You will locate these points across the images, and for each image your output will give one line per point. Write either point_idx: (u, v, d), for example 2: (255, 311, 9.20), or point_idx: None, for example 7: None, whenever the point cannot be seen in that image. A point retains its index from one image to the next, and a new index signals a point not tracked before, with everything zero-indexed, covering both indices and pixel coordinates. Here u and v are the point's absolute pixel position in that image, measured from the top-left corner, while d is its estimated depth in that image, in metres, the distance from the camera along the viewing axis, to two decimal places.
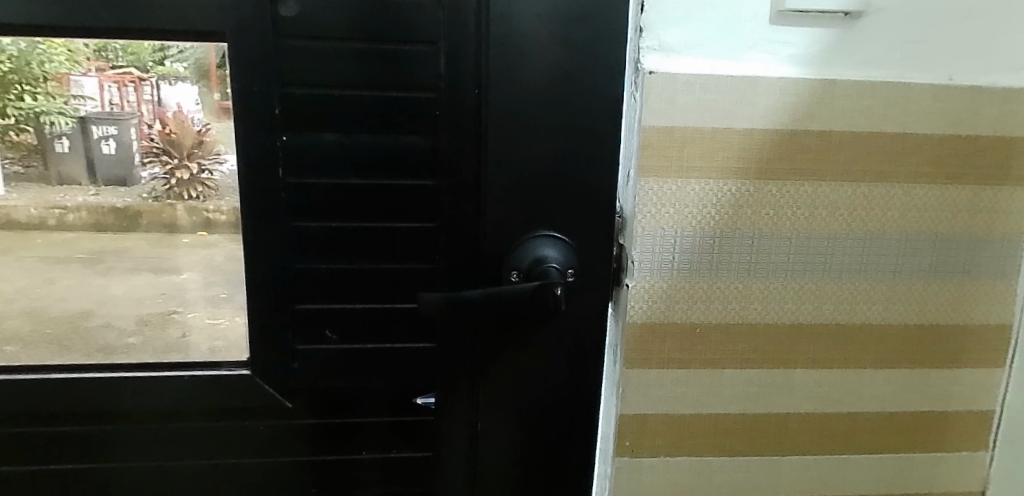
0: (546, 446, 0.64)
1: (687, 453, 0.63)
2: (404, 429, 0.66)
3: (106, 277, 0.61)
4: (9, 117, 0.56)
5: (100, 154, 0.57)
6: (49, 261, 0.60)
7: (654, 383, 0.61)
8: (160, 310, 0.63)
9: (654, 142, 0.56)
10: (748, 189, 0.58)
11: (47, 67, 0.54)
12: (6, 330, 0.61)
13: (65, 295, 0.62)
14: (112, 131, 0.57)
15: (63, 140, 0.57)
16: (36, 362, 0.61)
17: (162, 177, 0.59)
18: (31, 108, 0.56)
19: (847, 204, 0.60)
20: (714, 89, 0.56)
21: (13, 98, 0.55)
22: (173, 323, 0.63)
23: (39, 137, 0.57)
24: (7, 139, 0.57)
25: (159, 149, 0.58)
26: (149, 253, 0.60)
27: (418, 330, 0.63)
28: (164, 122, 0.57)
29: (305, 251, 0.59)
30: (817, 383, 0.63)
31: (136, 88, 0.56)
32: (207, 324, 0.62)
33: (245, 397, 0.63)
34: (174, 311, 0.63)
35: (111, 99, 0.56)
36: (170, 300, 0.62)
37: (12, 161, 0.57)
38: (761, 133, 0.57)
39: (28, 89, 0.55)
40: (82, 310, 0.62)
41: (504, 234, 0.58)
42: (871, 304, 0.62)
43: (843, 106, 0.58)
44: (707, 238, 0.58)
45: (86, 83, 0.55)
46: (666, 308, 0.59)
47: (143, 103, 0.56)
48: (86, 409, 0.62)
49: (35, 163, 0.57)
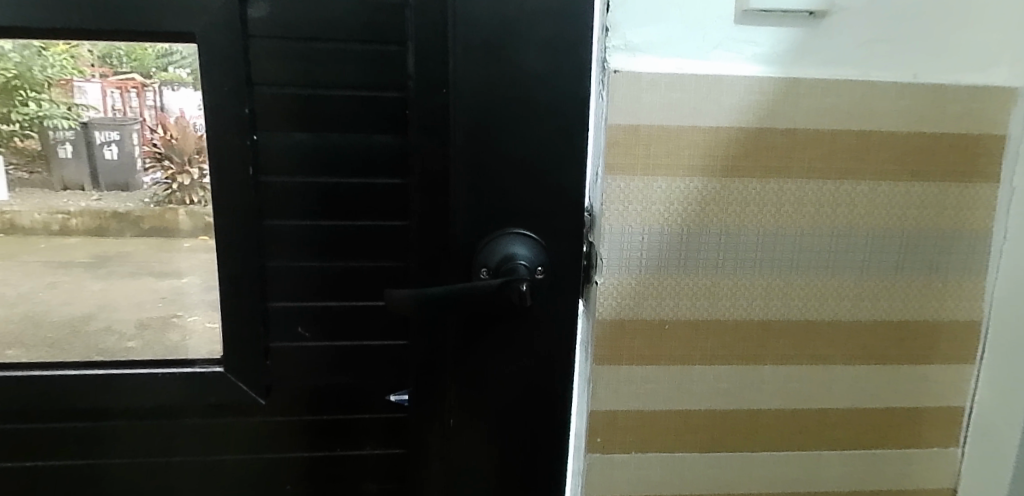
0: (519, 443, 0.64)
1: (660, 449, 0.63)
2: (378, 425, 0.67)
3: (106, 280, 0.62)
4: (15, 123, 0.57)
5: (102, 159, 0.58)
6: (50, 266, 0.61)
7: (624, 379, 0.61)
8: (161, 314, 0.63)
9: (620, 141, 0.56)
10: (715, 186, 0.58)
11: (49, 73, 0.55)
12: (7, 335, 0.62)
13: (65, 299, 0.63)
14: (115, 136, 0.58)
15: (66, 146, 0.58)
16: (23, 360, 0.62)
17: (163, 181, 0.59)
18: (36, 114, 0.57)
19: (814, 201, 0.60)
20: (679, 88, 0.56)
21: (18, 104, 0.56)
22: (173, 327, 0.63)
23: (43, 143, 0.58)
24: (12, 145, 0.58)
25: (160, 154, 0.58)
26: (150, 257, 0.61)
27: (390, 327, 0.64)
28: (165, 127, 0.57)
29: (279, 249, 0.60)
30: (788, 379, 0.64)
31: (137, 94, 0.56)
32: (207, 328, 0.63)
33: (220, 394, 0.63)
34: (174, 315, 0.63)
35: (113, 105, 0.57)
36: (171, 304, 0.63)
37: (17, 166, 0.59)
38: (727, 131, 0.58)
39: (32, 95, 0.56)
40: (83, 313, 0.63)
41: (472, 231, 0.59)
42: (840, 300, 0.63)
43: (808, 104, 0.59)
44: (675, 235, 0.59)
45: (89, 89, 0.56)
46: (635, 305, 0.60)
47: (145, 109, 0.57)
48: (67, 406, 0.63)
49: (40, 168, 0.59)
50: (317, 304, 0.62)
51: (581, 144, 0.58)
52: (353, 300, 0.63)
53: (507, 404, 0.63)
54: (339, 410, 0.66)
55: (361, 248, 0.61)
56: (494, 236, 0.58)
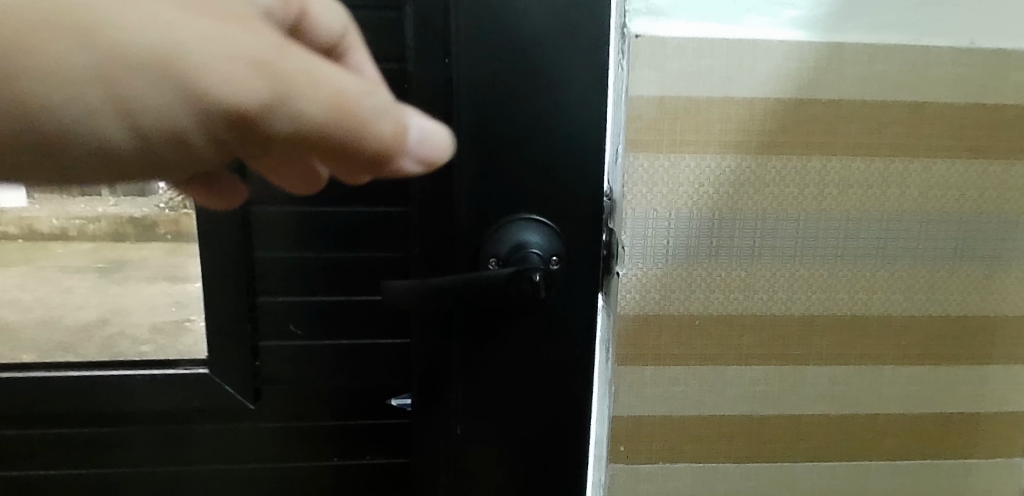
0: (534, 456, 0.57)
1: (689, 459, 0.57)
2: (379, 432, 0.61)
3: (123, 285, 0.57)
4: None
5: None
6: (68, 271, 0.56)
7: (649, 381, 0.55)
8: (172, 317, 0.58)
9: (644, 114, 0.51)
10: (749, 165, 0.52)
11: None
12: None
13: (84, 303, 0.58)
14: None
15: None
16: None
17: None
18: None
19: (861, 181, 0.54)
20: (708, 54, 0.50)
21: None
22: (186, 331, 0.58)
23: None
24: None
25: None
26: (166, 262, 0.56)
27: (391, 325, 0.58)
28: None
29: (267, 240, 0.55)
30: (832, 380, 0.57)
31: None
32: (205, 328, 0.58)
33: (206, 397, 0.59)
34: (187, 319, 0.58)
35: None
36: (183, 308, 0.57)
37: None
38: (762, 102, 0.51)
39: None
40: (97, 317, 0.58)
41: (478, 220, 0.53)
42: (891, 293, 0.56)
43: (854, 73, 0.52)
44: (705, 221, 0.53)
45: None
46: (661, 299, 0.54)
47: None
48: (43, 411, 0.59)
49: None
50: (309, 299, 0.57)
51: (599, 119, 0.52)
52: (349, 295, 0.57)
53: (518, 412, 0.56)
54: (336, 415, 0.60)
55: (357, 238, 0.56)
56: (501, 225, 0.52)
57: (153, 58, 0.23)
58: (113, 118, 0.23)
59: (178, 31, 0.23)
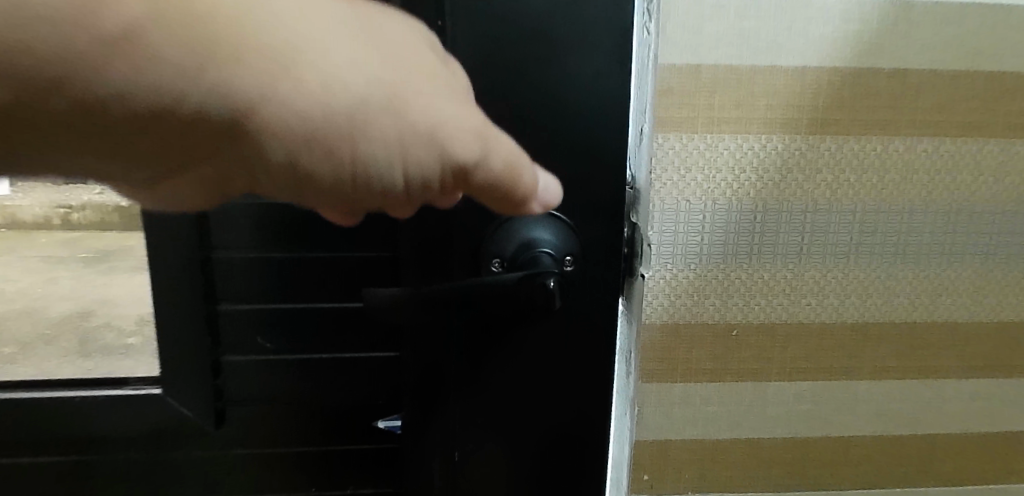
0: (546, 488, 0.48)
1: (722, 489, 0.49)
2: (366, 459, 0.53)
3: (108, 277, 0.51)
4: None
5: None
6: (49, 262, 0.53)
7: (678, 401, 0.47)
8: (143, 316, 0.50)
9: (675, 87, 0.43)
10: (799, 147, 0.44)
11: None
12: None
13: (70, 294, 0.54)
14: None
15: None
16: None
17: None
18: None
19: (928, 167, 0.46)
20: (753, 13, 0.42)
21: None
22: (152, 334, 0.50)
23: None
24: None
25: None
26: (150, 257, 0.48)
27: (378, 335, 0.50)
28: None
29: (229, 237, 0.47)
30: (887, 398, 0.49)
31: None
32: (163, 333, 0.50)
33: (159, 422, 0.51)
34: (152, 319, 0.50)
35: None
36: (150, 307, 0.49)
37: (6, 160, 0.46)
38: (815, 73, 0.43)
39: None
40: (82, 309, 0.53)
41: (476, 213, 0.43)
42: (958, 297, 0.48)
43: (923, 37, 0.44)
44: (747, 213, 0.45)
45: None
46: (693, 306, 0.46)
47: None
48: None
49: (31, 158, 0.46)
50: (278, 305, 0.49)
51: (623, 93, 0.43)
52: (326, 300, 0.49)
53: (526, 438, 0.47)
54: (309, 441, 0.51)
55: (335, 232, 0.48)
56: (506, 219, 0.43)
57: (326, 93, 0.19)
58: (313, 161, 0.20)
59: (410, 96, 0.21)
